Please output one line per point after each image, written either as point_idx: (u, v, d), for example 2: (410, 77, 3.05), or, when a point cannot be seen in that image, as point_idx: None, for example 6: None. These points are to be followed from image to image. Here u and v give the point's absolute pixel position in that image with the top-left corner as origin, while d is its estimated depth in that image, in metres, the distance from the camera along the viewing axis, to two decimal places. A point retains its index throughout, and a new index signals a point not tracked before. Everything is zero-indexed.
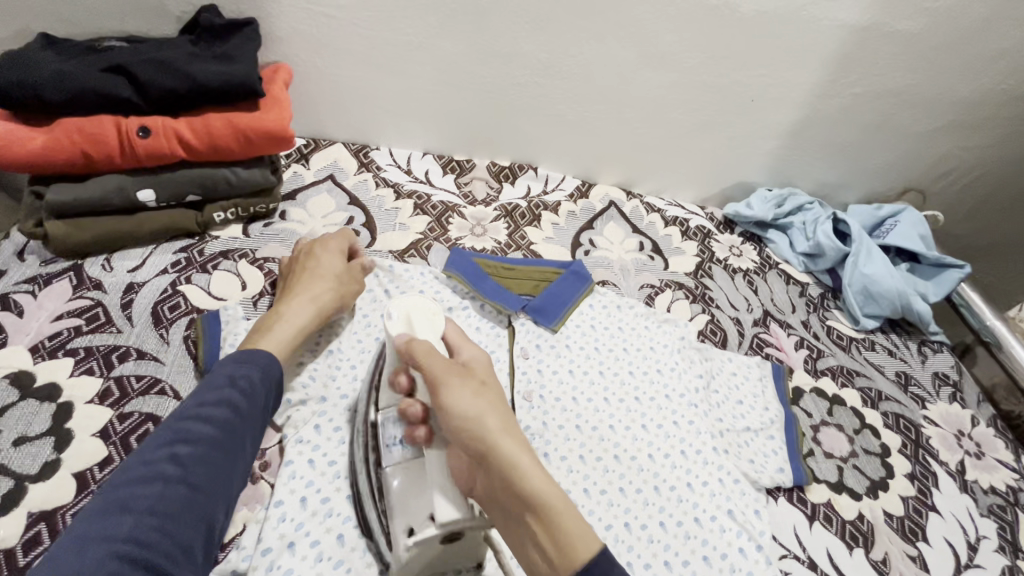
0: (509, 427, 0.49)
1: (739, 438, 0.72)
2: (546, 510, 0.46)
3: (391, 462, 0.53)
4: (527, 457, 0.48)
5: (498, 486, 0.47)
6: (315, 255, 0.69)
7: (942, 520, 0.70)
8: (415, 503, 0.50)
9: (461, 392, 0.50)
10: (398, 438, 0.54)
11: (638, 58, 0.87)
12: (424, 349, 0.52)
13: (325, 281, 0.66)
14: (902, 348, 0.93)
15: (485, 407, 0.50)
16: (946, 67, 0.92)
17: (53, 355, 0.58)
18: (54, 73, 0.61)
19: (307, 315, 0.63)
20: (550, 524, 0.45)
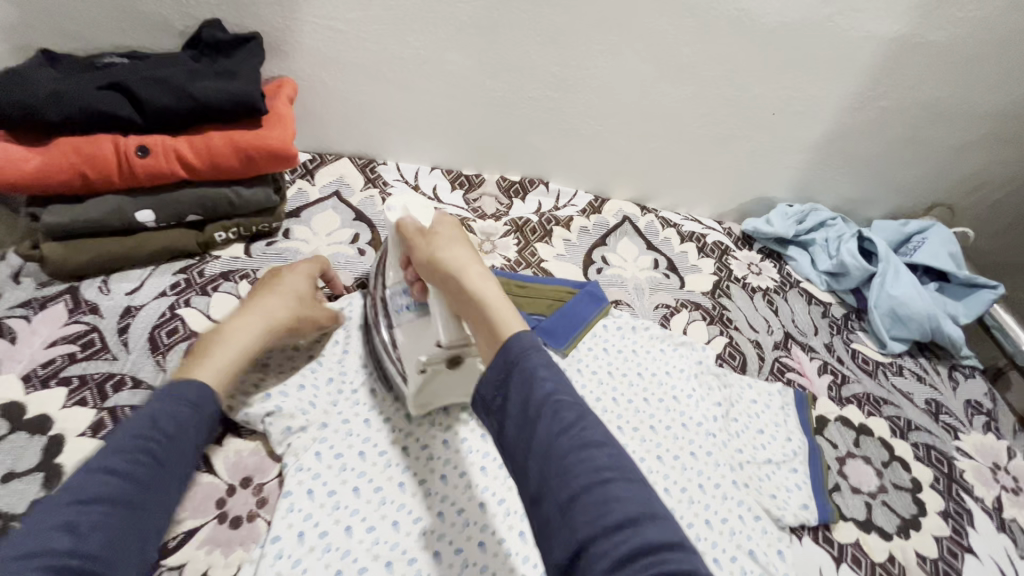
0: (465, 254, 0.55)
1: (760, 471, 0.68)
2: (486, 313, 0.51)
3: (400, 323, 0.62)
4: (478, 270, 0.54)
5: (460, 299, 0.54)
6: (280, 274, 0.66)
7: (978, 563, 0.66)
8: (422, 341, 0.59)
9: (425, 239, 0.57)
10: (404, 304, 0.62)
11: (655, 71, 0.84)
12: (413, 226, 0.59)
13: (282, 300, 0.62)
14: (931, 374, 0.88)
15: (440, 239, 0.56)
16: (980, 80, 0.88)
17: (45, 385, 0.56)
18: (52, 93, 0.60)
19: (256, 340, 0.59)
20: (487, 318, 0.51)
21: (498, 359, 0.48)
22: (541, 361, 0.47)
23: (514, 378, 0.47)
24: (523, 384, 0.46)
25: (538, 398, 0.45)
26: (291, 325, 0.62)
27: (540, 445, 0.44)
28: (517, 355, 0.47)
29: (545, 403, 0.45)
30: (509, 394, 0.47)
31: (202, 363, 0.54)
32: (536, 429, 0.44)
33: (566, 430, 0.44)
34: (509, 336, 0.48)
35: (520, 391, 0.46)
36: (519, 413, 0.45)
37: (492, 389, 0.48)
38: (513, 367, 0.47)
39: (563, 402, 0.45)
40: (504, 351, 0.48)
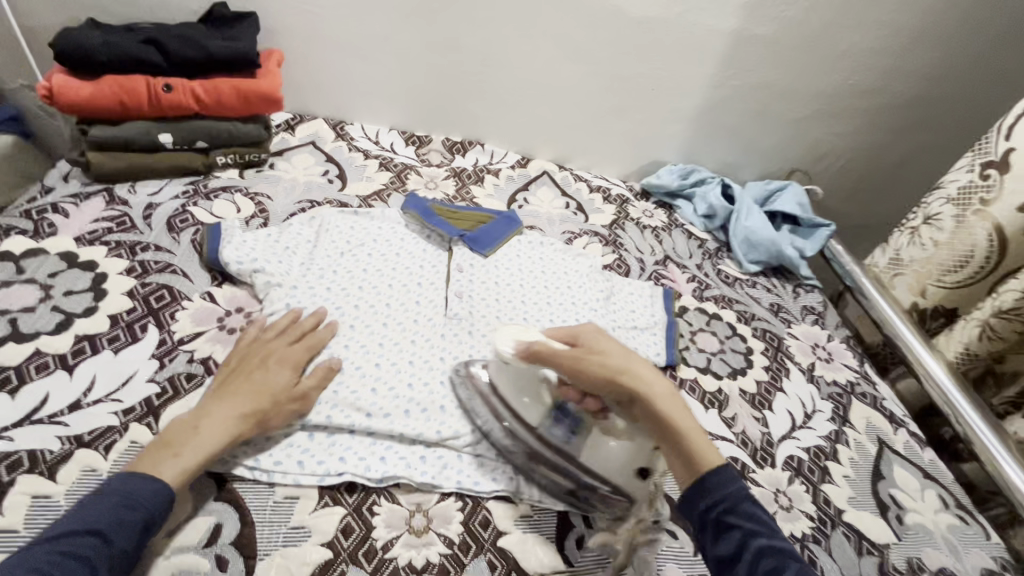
0: (650, 375, 0.63)
1: (628, 333, 0.91)
2: (692, 438, 0.59)
3: (582, 447, 0.63)
4: (672, 400, 0.61)
5: (658, 422, 0.60)
6: (266, 368, 0.63)
7: (786, 397, 0.90)
8: (613, 463, 0.62)
9: (596, 367, 0.62)
10: (564, 430, 0.64)
11: (558, 52, 1.10)
12: (558, 352, 0.64)
13: (256, 399, 0.60)
14: (779, 287, 1.14)
15: (624, 365, 0.62)
16: (805, 69, 1.17)
17: (92, 243, 0.77)
18: (105, 42, 0.83)
19: (222, 439, 0.57)
20: (692, 447, 0.59)
21: (706, 492, 0.57)
22: (747, 507, 0.55)
23: (728, 521, 0.55)
24: (735, 531, 0.54)
25: (747, 547, 0.53)
26: (255, 422, 0.59)
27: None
28: (726, 499, 0.56)
29: (757, 554, 0.52)
30: (719, 537, 0.54)
31: (172, 460, 0.54)
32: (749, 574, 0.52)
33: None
34: (716, 467, 0.58)
35: (731, 539, 0.54)
36: (728, 554, 0.53)
37: (703, 528, 0.56)
38: (721, 512, 0.55)
39: (767, 552, 0.52)
40: (712, 483, 0.57)
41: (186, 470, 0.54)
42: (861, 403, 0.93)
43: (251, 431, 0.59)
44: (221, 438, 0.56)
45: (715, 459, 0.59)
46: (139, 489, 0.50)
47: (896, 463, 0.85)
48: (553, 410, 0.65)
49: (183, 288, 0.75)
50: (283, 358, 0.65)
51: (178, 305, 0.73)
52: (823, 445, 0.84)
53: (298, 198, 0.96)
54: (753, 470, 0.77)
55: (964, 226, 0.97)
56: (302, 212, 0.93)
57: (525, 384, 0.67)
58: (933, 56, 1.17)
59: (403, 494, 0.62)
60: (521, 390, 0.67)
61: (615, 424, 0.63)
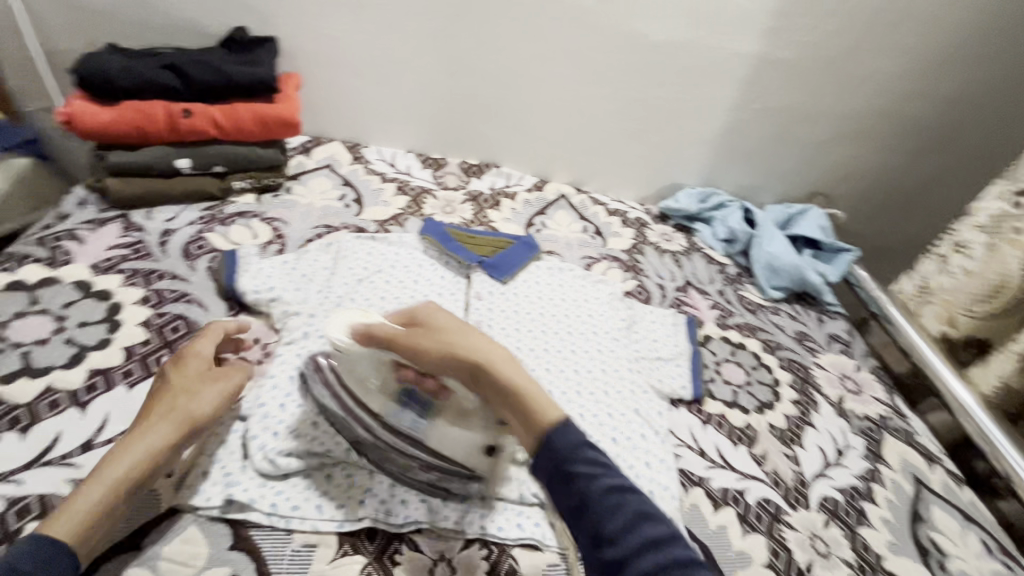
0: (486, 344, 0.58)
1: (652, 363, 0.89)
2: (526, 396, 0.54)
3: (426, 434, 0.59)
4: (504, 363, 0.57)
5: (495, 391, 0.56)
6: (171, 377, 0.60)
7: (816, 432, 0.86)
8: (461, 442, 0.60)
9: (424, 342, 0.58)
10: (410, 417, 0.59)
11: (578, 76, 1.09)
12: (385, 330, 0.59)
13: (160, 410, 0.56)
14: (803, 314, 1.11)
15: (454, 337, 0.58)
16: (826, 92, 1.15)
17: (107, 271, 0.75)
18: (126, 68, 0.82)
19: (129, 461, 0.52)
20: (527, 406, 0.53)
21: (545, 450, 0.51)
22: (588, 453, 0.50)
23: (565, 469, 0.49)
24: (577, 481, 0.49)
25: (591, 490, 0.48)
26: (183, 426, 0.56)
27: (605, 533, 0.46)
28: (564, 450, 0.50)
29: (599, 496, 0.48)
30: (564, 488, 0.49)
31: (75, 505, 0.48)
32: (596, 521, 0.47)
33: (623, 520, 0.46)
34: (555, 422, 0.52)
35: (575, 486, 0.49)
36: (574, 504, 0.48)
37: (549, 484, 0.50)
38: (563, 461, 0.50)
39: (611, 492, 0.48)
40: (549, 443, 0.51)
41: (100, 504, 0.49)
42: (895, 439, 0.90)
43: (165, 441, 0.54)
44: (129, 460, 0.52)
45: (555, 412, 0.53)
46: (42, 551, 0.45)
47: (934, 505, 0.81)
48: (400, 396, 0.60)
49: (199, 319, 0.73)
50: (181, 361, 0.61)
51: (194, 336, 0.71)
52: (858, 484, 0.80)
53: (315, 224, 0.94)
54: (787, 513, 0.74)
55: (996, 255, 0.93)
56: (318, 238, 0.92)
57: (365, 369, 0.60)
58: (956, 79, 1.15)
59: (425, 541, 0.59)
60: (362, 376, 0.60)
61: (459, 400, 0.60)
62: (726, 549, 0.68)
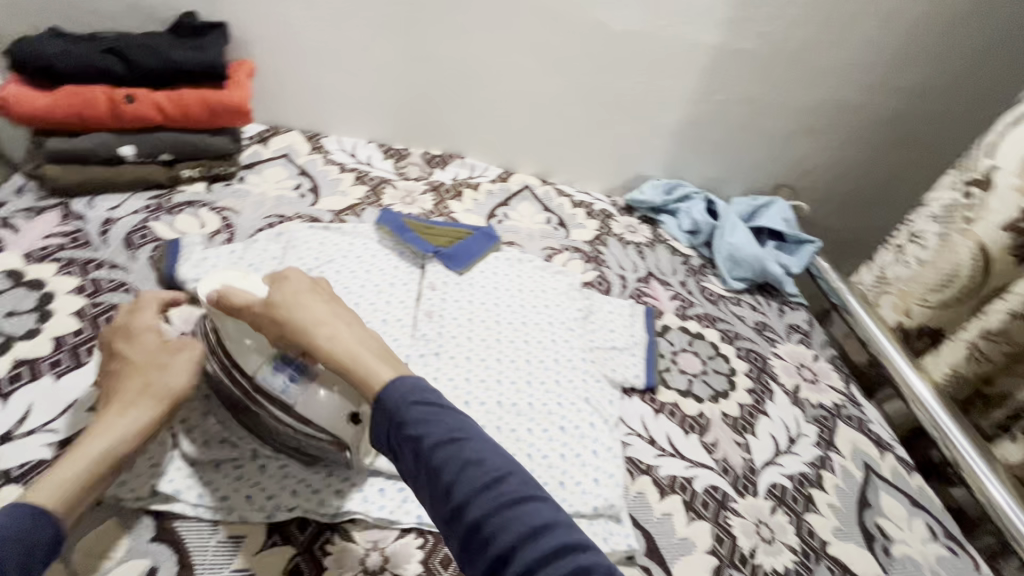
0: (338, 324, 0.57)
1: (607, 354, 0.89)
2: (359, 372, 0.54)
3: (296, 399, 0.56)
4: (341, 339, 0.56)
5: (338, 367, 0.55)
6: (127, 351, 0.58)
7: (769, 421, 0.87)
8: (332, 407, 0.57)
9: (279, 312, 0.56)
10: (283, 379, 0.56)
11: (539, 66, 1.08)
12: (241, 297, 0.56)
13: (131, 390, 0.55)
14: (763, 305, 1.11)
15: (303, 312, 0.56)
16: (788, 84, 1.15)
17: (41, 260, 0.73)
18: (63, 51, 0.80)
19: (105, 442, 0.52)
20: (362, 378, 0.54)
21: (382, 412, 0.52)
22: (416, 412, 0.51)
23: (399, 431, 0.51)
24: (410, 442, 0.50)
25: (423, 450, 0.49)
26: (157, 402, 0.55)
27: (441, 487, 0.48)
28: (396, 412, 0.51)
29: (429, 453, 0.49)
30: (401, 449, 0.50)
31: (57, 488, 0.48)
32: (432, 478, 0.48)
33: (454, 471, 0.48)
34: (391, 394, 0.52)
35: (407, 448, 0.50)
36: (412, 466, 0.50)
37: (389, 448, 0.52)
38: (396, 423, 0.51)
39: (444, 446, 0.49)
40: (383, 406, 0.52)
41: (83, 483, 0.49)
42: (847, 427, 0.90)
43: (143, 417, 0.54)
44: (106, 439, 0.52)
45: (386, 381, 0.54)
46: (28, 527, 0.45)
47: (882, 490, 0.82)
48: (275, 360, 0.57)
49: None
50: (134, 335, 0.58)
51: None
52: (808, 472, 0.81)
53: (267, 213, 0.93)
54: (734, 500, 0.74)
55: (948, 245, 0.94)
56: (270, 227, 0.90)
57: (231, 331, 0.57)
58: (916, 70, 1.16)
59: (359, 531, 0.58)
60: (239, 330, 0.58)
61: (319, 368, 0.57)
62: (669, 536, 0.68)
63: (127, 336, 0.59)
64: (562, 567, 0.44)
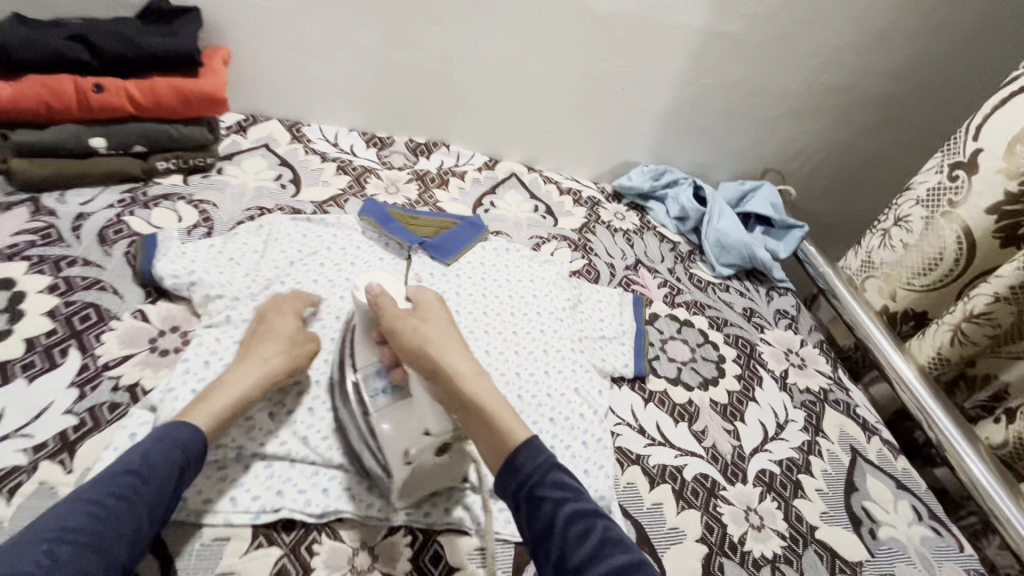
0: (468, 363, 0.63)
1: (595, 343, 0.89)
2: (488, 414, 0.59)
3: (376, 408, 0.60)
4: (471, 375, 0.61)
5: (460, 402, 0.60)
6: (268, 320, 0.67)
7: (757, 407, 0.87)
8: (405, 434, 0.59)
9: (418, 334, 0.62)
10: (381, 386, 0.61)
11: (523, 49, 1.06)
12: (392, 308, 0.63)
13: (272, 351, 0.64)
14: (752, 291, 1.11)
15: (441, 344, 0.62)
16: (777, 67, 1.14)
17: (10, 259, 0.70)
18: (25, 39, 0.76)
19: (247, 387, 0.60)
20: (490, 420, 0.58)
21: (514, 473, 0.56)
22: (555, 480, 0.55)
23: (532, 492, 0.55)
24: (543, 504, 0.54)
25: (560, 517, 0.53)
26: (284, 368, 0.64)
27: (572, 562, 0.51)
28: (532, 474, 0.55)
29: (566, 522, 0.53)
30: (532, 510, 0.54)
31: (205, 409, 0.57)
32: (562, 545, 0.52)
33: (589, 546, 0.51)
34: (517, 445, 0.57)
35: (541, 512, 0.53)
36: (541, 532, 0.53)
37: (514, 504, 0.56)
38: (532, 487, 0.55)
39: (578, 517, 0.53)
40: (515, 465, 0.56)
41: (222, 414, 0.58)
42: (835, 411, 0.91)
43: (274, 374, 0.63)
44: (245, 382, 0.60)
45: (514, 434, 0.58)
46: (181, 435, 0.54)
47: (868, 473, 0.83)
48: (382, 364, 0.63)
49: (112, 307, 0.69)
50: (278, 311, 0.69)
51: (105, 325, 0.67)
52: (796, 457, 0.81)
53: (246, 206, 0.90)
54: (723, 488, 0.74)
55: (933, 228, 0.94)
56: (251, 221, 0.88)
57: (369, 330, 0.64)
58: (903, 52, 1.15)
59: (346, 530, 0.58)
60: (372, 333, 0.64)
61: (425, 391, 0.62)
62: (659, 526, 0.68)
63: (269, 313, 0.69)
64: None
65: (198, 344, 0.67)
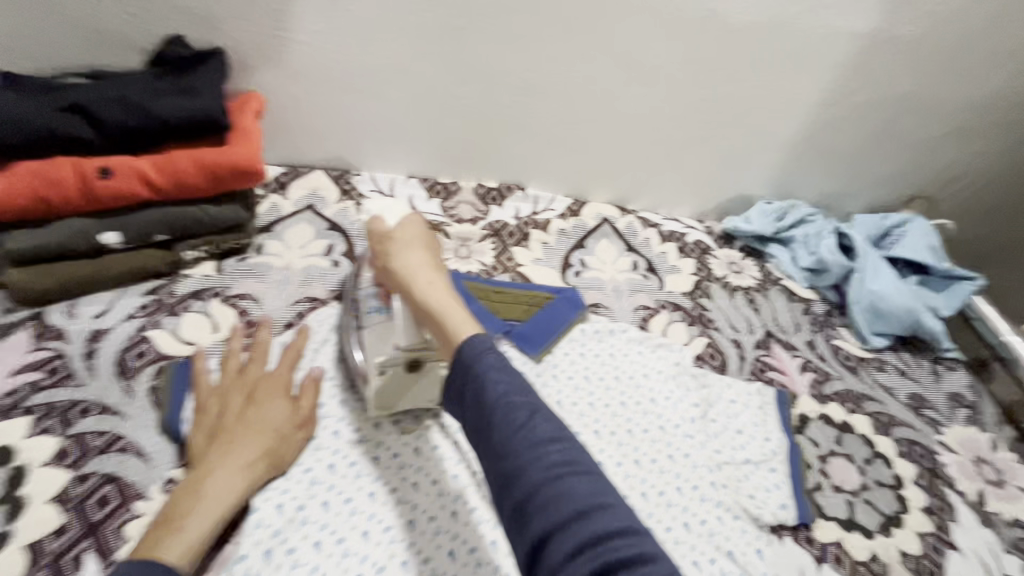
0: (431, 271, 0.58)
1: (739, 472, 0.69)
2: (437, 319, 0.53)
3: (369, 323, 0.62)
4: (425, 279, 0.56)
5: (416, 309, 0.56)
6: (256, 402, 0.57)
7: (962, 559, 0.66)
8: (383, 342, 0.60)
9: (384, 245, 0.60)
10: (374, 304, 0.63)
11: (628, 74, 0.84)
12: (377, 226, 0.60)
13: (258, 445, 0.54)
14: (914, 367, 0.88)
15: (403, 250, 0.59)
16: (946, 73, 0.89)
17: (9, 415, 0.55)
18: (9, 116, 0.59)
19: (231, 497, 0.51)
20: (439, 323, 0.53)
21: (455, 367, 0.50)
22: (490, 366, 0.48)
23: (468, 379, 0.48)
24: (479, 388, 0.47)
25: (491, 401, 0.46)
26: (268, 468, 0.54)
27: (498, 444, 0.44)
28: (470, 359, 0.49)
29: (499, 404, 0.46)
30: (470, 394, 0.48)
31: (177, 537, 0.47)
32: (494, 429, 0.45)
33: (518, 427, 0.44)
34: (461, 342, 0.50)
35: (477, 397, 0.47)
36: (476, 417, 0.47)
37: (455, 395, 0.50)
38: (469, 372, 0.48)
39: (516, 401, 0.46)
40: (462, 360, 0.49)
41: (199, 538, 0.48)
42: None
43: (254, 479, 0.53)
44: (219, 496, 0.50)
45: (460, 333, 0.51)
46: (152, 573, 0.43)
47: None
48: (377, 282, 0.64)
49: (136, 479, 0.53)
50: (266, 380, 0.59)
51: (128, 511, 0.51)
52: None
53: (294, 297, 0.73)
54: None
55: None
56: (299, 321, 0.70)
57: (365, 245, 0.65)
58: None
59: None
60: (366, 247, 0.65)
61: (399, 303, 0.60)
62: None
63: (255, 391, 0.58)
64: (613, 550, 0.39)
65: (255, 527, 0.52)
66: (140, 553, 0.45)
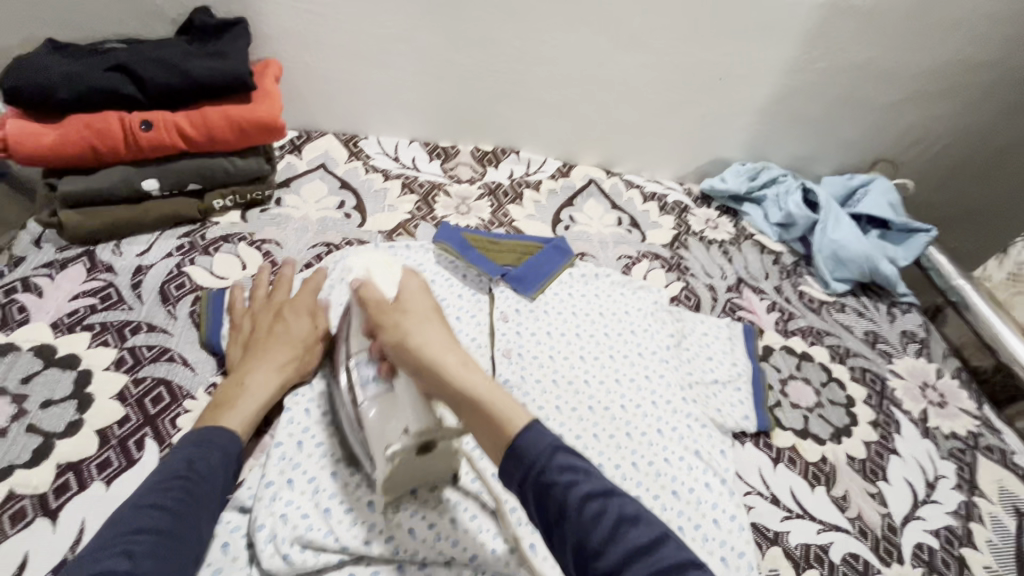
0: (455, 352, 0.55)
1: (708, 390, 0.78)
2: (484, 405, 0.51)
3: (366, 398, 0.57)
4: (455, 361, 0.54)
5: (449, 395, 0.53)
6: (283, 318, 0.65)
7: (902, 462, 0.76)
8: (387, 426, 0.54)
9: (395, 325, 0.57)
10: (370, 375, 0.59)
11: (610, 42, 0.92)
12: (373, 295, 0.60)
13: (288, 351, 0.63)
14: (871, 309, 0.97)
15: (416, 330, 0.56)
16: (901, 41, 0.97)
17: (71, 330, 0.64)
18: (64, 75, 0.68)
19: (270, 389, 0.61)
20: (486, 409, 0.50)
21: (514, 464, 0.47)
22: (559, 459, 0.46)
23: (537, 478, 0.46)
24: (553, 490, 0.45)
25: (569, 501, 0.44)
26: (298, 371, 0.63)
27: (593, 546, 0.43)
28: (537, 460, 0.46)
29: (579, 506, 0.44)
30: (542, 499, 0.45)
31: (231, 411, 0.57)
32: (579, 531, 0.43)
33: (606, 528, 0.43)
34: (517, 434, 0.48)
35: (551, 499, 0.45)
36: (552, 517, 0.45)
37: (520, 493, 0.47)
38: (537, 472, 0.46)
39: (594, 500, 0.44)
40: (517, 455, 0.47)
41: (249, 416, 0.58)
42: (989, 461, 0.79)
43: (288, 377, 0.62)
44: (262, 387, 0.60)
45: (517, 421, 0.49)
46: (215, 437, 0.54)
47: None
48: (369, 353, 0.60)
49: (184, 382, 0.62)
50: (291, 302, 0.68)
51: (179, 407, 0.60)
52: (955, 526, 0.71)
53: (312, 242, 0.81)
54: (877, 570, 0.66)
55: None
56: (317, 262, 0.79)
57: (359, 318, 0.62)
58: None
59: None
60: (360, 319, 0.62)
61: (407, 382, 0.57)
62: None
63: (282, 309, 0.67)
64: None
65: (289, 421, 0.61)
66: (201, 425, 0.56)
